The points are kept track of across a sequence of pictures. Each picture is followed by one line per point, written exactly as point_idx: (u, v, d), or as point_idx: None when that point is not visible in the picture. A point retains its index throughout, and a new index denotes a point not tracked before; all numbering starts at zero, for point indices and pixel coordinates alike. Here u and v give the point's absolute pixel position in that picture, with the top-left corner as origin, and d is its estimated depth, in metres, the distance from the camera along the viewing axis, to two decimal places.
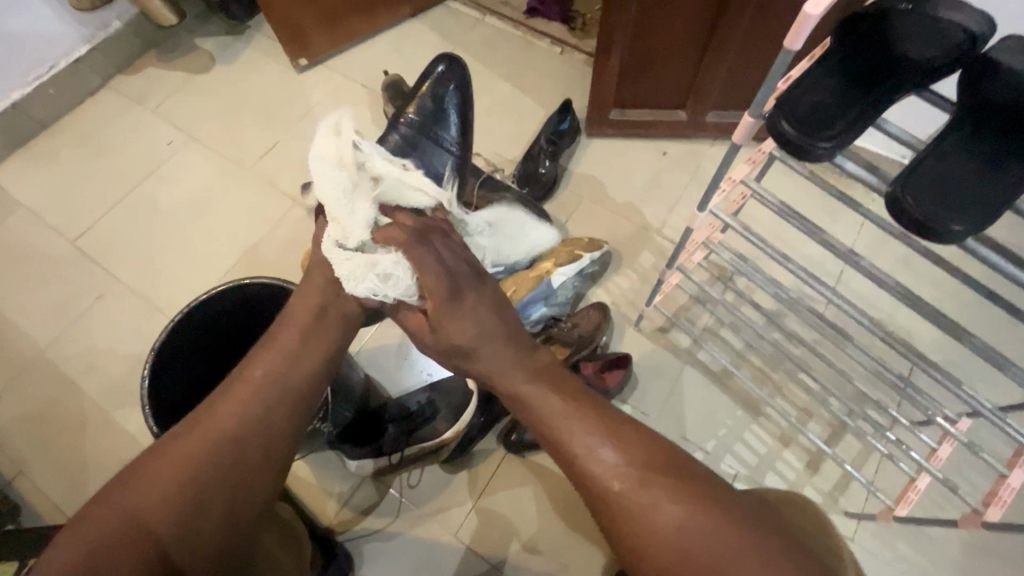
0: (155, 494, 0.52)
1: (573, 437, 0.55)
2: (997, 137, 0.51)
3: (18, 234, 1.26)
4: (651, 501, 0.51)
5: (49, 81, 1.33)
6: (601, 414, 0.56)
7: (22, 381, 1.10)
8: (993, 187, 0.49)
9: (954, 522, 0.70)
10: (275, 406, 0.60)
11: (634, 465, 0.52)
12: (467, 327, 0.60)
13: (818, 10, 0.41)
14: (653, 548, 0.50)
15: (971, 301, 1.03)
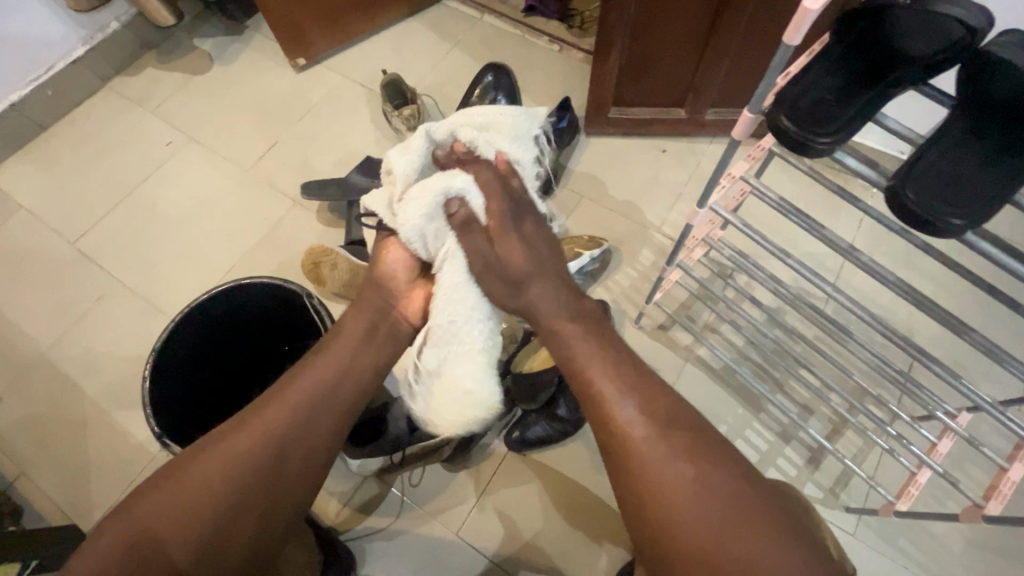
0: (188, 497, 0.51)
1: (605, 391, 0.55)
2: (996, 133, 0.50)
3: (18, 236, 1.25)
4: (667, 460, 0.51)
5: (47, 82, 1.33)
6: (639, 379, 0.56)
7: (22, 383, 1.10)
8: (993, 183, 0.49)
9: (954, 516, 0.70)
10: (321, 412, 0.58)
11: (653, 421, 0.53)
12: (527, 259, 0.66)
13: (817, 5, 0.41)
14: (668, 503, 0.49)
15: (970, 297, 1.03)
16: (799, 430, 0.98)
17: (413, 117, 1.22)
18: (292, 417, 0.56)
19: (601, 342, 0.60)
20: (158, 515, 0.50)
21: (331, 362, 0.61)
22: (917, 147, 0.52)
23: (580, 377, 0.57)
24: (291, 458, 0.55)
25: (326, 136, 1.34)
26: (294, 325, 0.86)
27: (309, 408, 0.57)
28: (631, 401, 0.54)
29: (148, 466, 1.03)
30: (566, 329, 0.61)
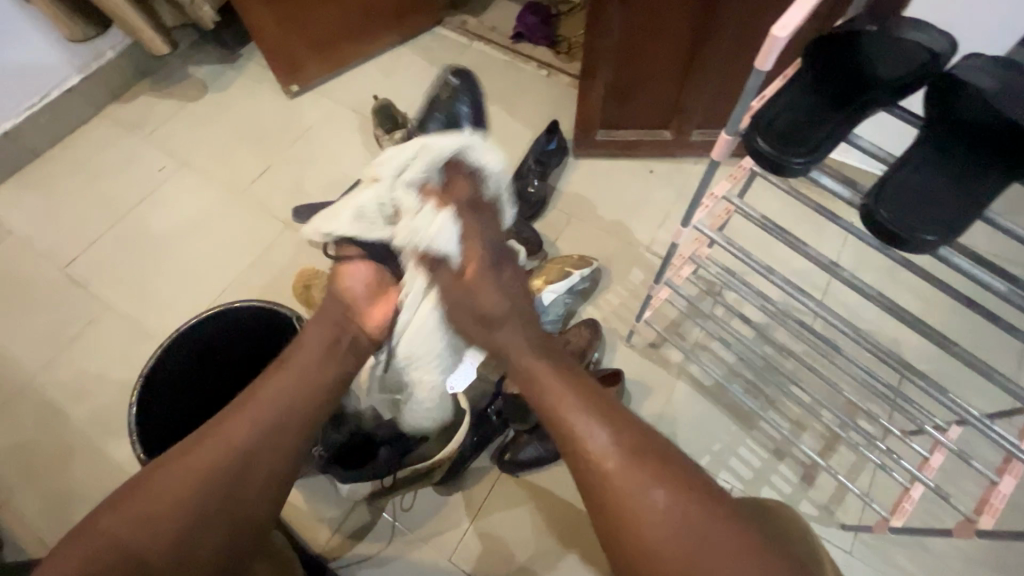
0: (160, 507, 0.53)
1: (576, 421, 0.57)
2: (964, 152, 0.52)
3: (7, 262, 1.25)
4: (639, 489, 0.53)
5: (42, 110, 1.34)
6: (609, 409, 0.58)
7: (6, 411, 1.09)
8: (964, 200, 0.50)
9: (947, 532, 0.69)
10: (284, 423, 0.60)
11: (624, 447, 0.55)
12: (499, 298, 0.69)
13: (784, 32, 0.43)
14: (651, 536, 0.51)
15: (954, 311, 1.04)
16: (792, 447, 0.98)
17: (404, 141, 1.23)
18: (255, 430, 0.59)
19: (566, 368, 0.62)
20: (123, 527, 0.52)
21: (294, 374, 0.64)
22: (889, 165, 0.54)
23: (549, 409, 0.59)
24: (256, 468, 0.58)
25: (319, 160, 1.35)
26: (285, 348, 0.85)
27: (272, 419, 0.60)
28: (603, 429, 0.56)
29: None
30: (534, 350, 0.64)
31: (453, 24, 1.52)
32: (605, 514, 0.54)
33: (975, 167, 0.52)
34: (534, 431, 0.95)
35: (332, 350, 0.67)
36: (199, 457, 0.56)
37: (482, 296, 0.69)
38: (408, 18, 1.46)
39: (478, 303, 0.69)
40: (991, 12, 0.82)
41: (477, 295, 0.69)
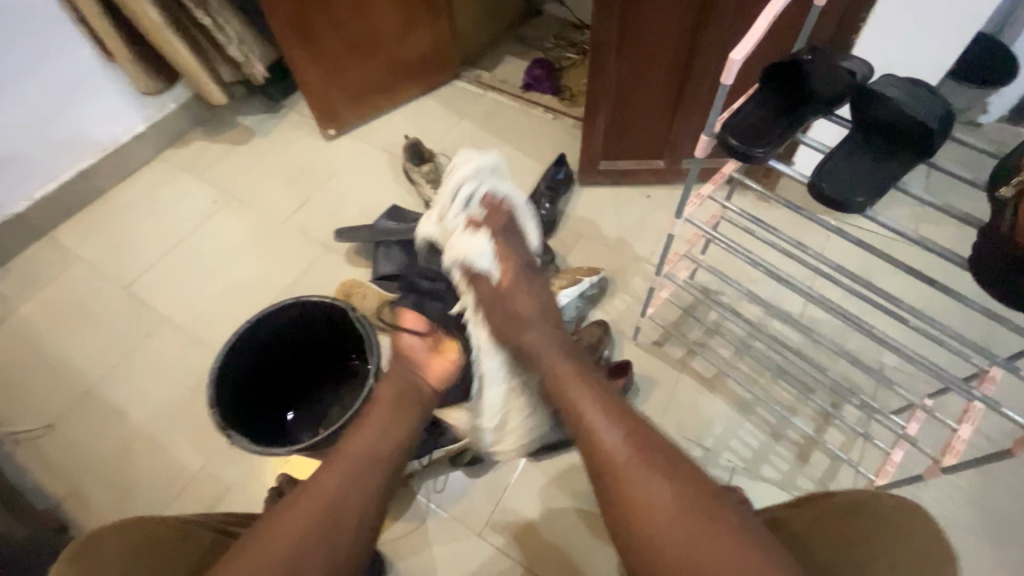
0: (261, 574, 0.57)
1: (596, 422, 0.69)
2: (881, 143, 0.67)
3: (74, 284, 1.40)
4: (649, 479, 0.64)
5: (112, 153, 1.53)
6: (629, 420, 0.69)
7: (72, 413, 1.20)
8: (887, 174, 0.64)
9: (921, 476, 0.80)
10: (365, 481, 0.67)
11: (635, 445, 0.66)
12: (532, 304, 0.82)
13: (739, 55, 0.59)
14: (649, 518, 0.62)
15: (926, 301, 1.18)
16: (787, 429, 1.09)
17: (431, 173, 1.44)
18: (342, 496, 0.65)
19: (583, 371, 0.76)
20: None
21: (368, 438, 0.70)
22: (827, 153, 0.67)
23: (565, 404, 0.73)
24: (339, 529, 0.63)
25: (354, 191, 1.53)
26: (339, 341, 0.98)
27: (354, 481, 0.67)
28: (619, 432, 0.68)
29: (186, 485, 1.10)
30: (562, 351, 0.78)
31: (470, 77, 1.75)
32: (617, 496, 0.65)
33: (890, 154, 0.66)
34: None
35: (398, 411, 0.74)
36: (297, 521, 0.62)
37: (516, 299, 0.82)
38: (431, 72, 1.68)
39: (512, 305, 0.81)
40: (920, 51, 1.04)
41: (512, 299, 0.82)
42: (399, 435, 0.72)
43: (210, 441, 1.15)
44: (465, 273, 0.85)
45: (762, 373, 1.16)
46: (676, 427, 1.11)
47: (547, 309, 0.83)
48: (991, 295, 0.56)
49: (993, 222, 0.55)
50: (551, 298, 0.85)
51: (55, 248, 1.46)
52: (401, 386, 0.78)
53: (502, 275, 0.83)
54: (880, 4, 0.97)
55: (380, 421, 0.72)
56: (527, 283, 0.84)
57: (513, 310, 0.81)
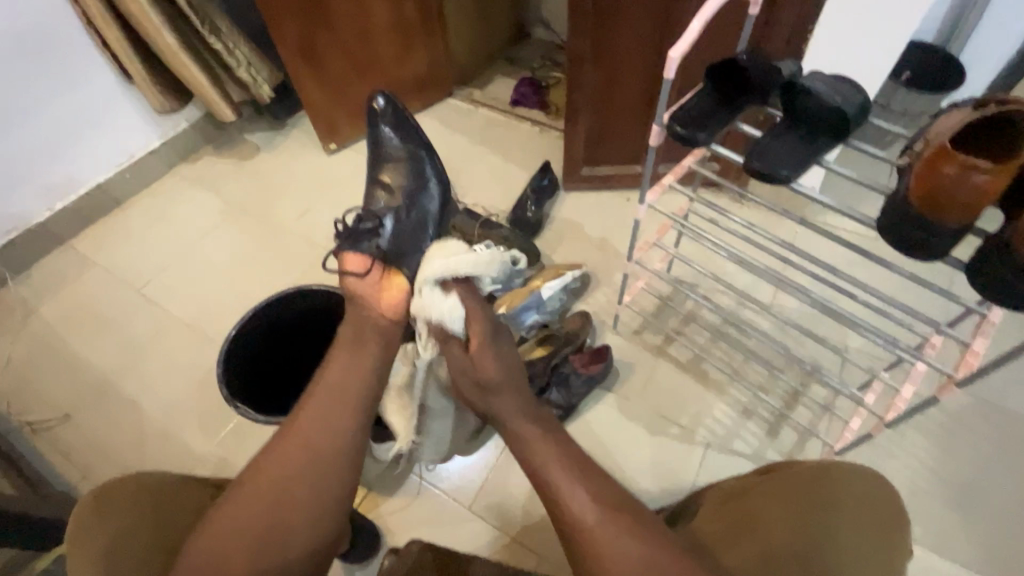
0: (271, 490, 0.71)
1: (560, 483, 0.70)
2: (809, 127, 0.77)
3: (91, 288, 1.49)
4: (613, 539, 0.65)
5: (128, 168, 1.65)
6: (594, 484, 0.70)
7: (89, 405, 1.28)
8: (811, 152, 0.74)
9: (870, 434, 0.88)
10: (341, 417, 0.77)
11: (602, 506, 0.68)
12: (496, 366, 0.77)
13: (676, 54, 0.72)
14: (612, 570, 0.63)
15: (892, 282, 1.24)
16: (758, 407, 1.17)
17: None
18: (323, 431, 0.76)
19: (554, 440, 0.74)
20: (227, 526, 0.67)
21: (335, 379, 0.80)
22: (762, 136, 0.78)
23: (541, 484, 0.71)
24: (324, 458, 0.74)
25: (353, 200, 1.63)
26: (337, 326, 1.06)
27: (331, 417, 0.77)
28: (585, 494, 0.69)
29: (196, 467, 1.19)
30: (528, 415, 0.76)
31: (463, 95, 1.87)
32: (583, 554, 0.66)
33: (817, 135, 0.76)
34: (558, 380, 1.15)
35: (358, 351, 0.82)
36: (293, 445, 0.74)
37: (483, 366, 0.77)
38: (426, 90, 1.80)
39: (478, 368, 0.77)
40: (866, 54, 1.13)
41: (478, 364, 0.77)
42: (362, 376, 0.81)
43: (218, 427, 1.23)
44: (435, 332, 0.83)
45: (735, 357, 1.23)
46: (653, 408, 1.18)
47: (514, 367, 0.79)
48: (896, 249, 0.67)
49: (893, 187, 0.67)
50: (517, 356, 0.81)
51: (74, 255, 1.56)
52: (352, 348, 0.82)
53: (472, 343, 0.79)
54: (822, 15, 1.09)
55: (342, 361, 0.81)
56: (493, 345, 0.79)
57: (478, 372, 0.77)
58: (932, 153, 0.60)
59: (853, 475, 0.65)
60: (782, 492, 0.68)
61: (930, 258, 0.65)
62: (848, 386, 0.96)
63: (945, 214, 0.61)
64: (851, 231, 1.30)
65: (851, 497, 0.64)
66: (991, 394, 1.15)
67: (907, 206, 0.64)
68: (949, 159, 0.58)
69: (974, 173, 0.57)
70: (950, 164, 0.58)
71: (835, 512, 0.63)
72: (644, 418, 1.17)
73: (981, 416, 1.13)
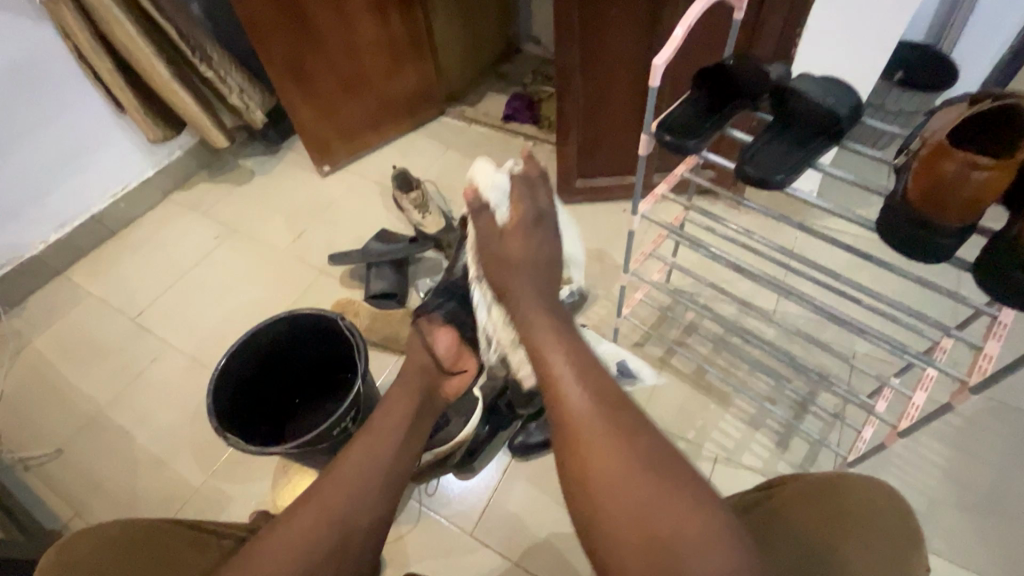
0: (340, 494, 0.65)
1: (561, 366, 0.66)
2: (800, 131, 0.75)
3: (85, 319, 1.48)
4: (602, 432, 0.60)
5: (122, 197, 1.64)
6: (592, 374, 0.65)
7: (82, 439, 1.26)
8: (804, 156, 0.72)
9: (883, 444, 0.85)
10: (381, 474, 0.68)
11: (594, 399, 0.63)
12: (524, 246, 0.81)
13: (660, 60, 0.71)
14: (589, 465, 0.59)
15: (895, 284, 1.22)
16: (766, 418, 1.14)
17: (418, 200, 1.51)
18: (358, 490, 0.66)
19: (564, 332, 0.70)
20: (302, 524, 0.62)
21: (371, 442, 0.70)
22: (752, 141, 0.76)
23: (543, 362, 0.67)
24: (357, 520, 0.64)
25: (347, 220, 1.62)
26: (330, 349, 1.04)
27: (370, 473, 0.68)
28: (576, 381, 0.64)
29: (190, 499, 1.16)
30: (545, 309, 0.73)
31: (455, 112, 1.87)
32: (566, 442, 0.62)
33: (809, 139, 0.74)
34: None
35: (406, 400, 0.77)
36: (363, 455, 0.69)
37: (511, 249, 0.80)
38: (418, 109, 1.80)
39: (505, 249, 0.81)
40: (857, 54, 1.12)
41: (505, 243, 0.81)
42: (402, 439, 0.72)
43: (212, 457, 1.21)
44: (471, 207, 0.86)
45: (739, 367, 1.20)
46: (658, 423, 1.15)
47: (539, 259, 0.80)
48: (901, 253, 0.65)
49: (891, 188, 0.65)
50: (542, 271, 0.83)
51: (68, 286, 1.55)
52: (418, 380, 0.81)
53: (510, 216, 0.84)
54: (809, 19, 1.08)
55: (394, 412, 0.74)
56: (532, 234, 0.82)
57: (505, 252, 0.81)
58: (930, 152, 0.59)
59: (865, 488, 0.61)
60: (798, 505, 0.64)
61: (935, 262, 0.63)
62: (857, 394, 0.92)
63: (947, 213, 0.59)
64: (851, 235, 1.28)
65: (881, 513, 0.58)
66: (1008, 395, 1.12)
67: (905, 207, 0.63)
68: (949, 156, 0.56)
69: (975, 170, 0.55)
70: (950, 161, 0.56)
71: (843, 533, 0.58)
72: None
73: (996, 419, 1.09)
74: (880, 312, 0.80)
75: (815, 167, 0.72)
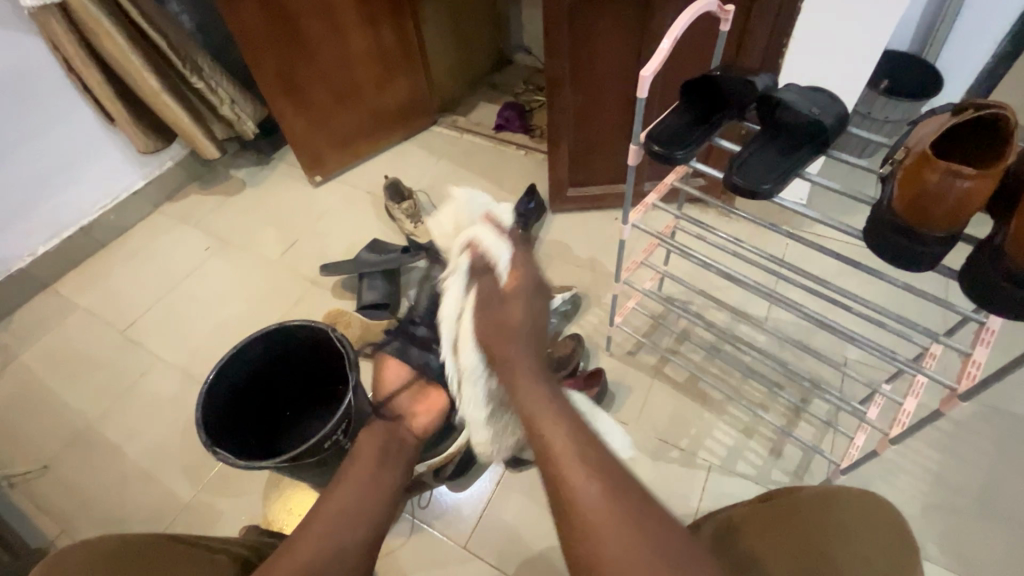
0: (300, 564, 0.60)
1: (569, 462, 0.56)
2: (787, 141, 0.76)
3: (72, 333, 1.46)
4: (628, 540, 0.51)
5: (111, 209, 1.63)
6: (592, 453, 0.57)
7: (68, 456, 1.24)
8: (792, 165, 0.73)
9: (875, 451, 0.85)
10: (359, 516, 0.66)
11: (609, 491, 0.54)
12: (524, 314, 0.72)
13: (647, 72, 0.72)
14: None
15: (884, 290, 1.23)
16: (759, 426, 1.14)
17: (411, 211, 1.52)
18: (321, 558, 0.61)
19: (561, 403, 0.63)
20: None
21: (341, 500, 0.68)
22: (740, 151, 0.77)
23: (548, 451, 0.58)
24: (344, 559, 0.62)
25: (339, 230, 1.62)
26: (321, 359, 1.03)
27: (357, 507, 0.68)
28: (587, 470, 0.56)
29: (178, 515, 1.15)
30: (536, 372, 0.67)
31: (447, 122, 1.88)
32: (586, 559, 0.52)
33: (797, 149, 0.75)
34: None
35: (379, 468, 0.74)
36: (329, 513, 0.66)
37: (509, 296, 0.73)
38: (409, 119, 1.80)
39: (503, 312, 0.72)
40: (845, 64, 1.13)
41: (506, 306, 0.73)
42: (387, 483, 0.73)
43: (202, 473, 1.19)
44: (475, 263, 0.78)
45: (731, 375, 1.21)
46: (652, 431, 1.14)
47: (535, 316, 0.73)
48: (888, 261, 0.66)
49: (878, 198, 0.65)
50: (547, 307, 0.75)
51: (56, 299, 1.54)
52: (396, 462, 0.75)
53: (511, 281, 0.75)
54: (796, 29, 1.09)
55: (367, 462, 0.74)
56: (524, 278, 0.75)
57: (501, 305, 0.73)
58: (913, 161, 0.59)
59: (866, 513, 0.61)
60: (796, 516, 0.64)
61: (923, 272, 0.63)
62: (848, 400, 0.92)
63: (932, 222, 0.60)
64: (840, 242, 1.29)
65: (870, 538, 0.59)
66: (999, 400, 1.12)
67: (891, 216, 0.63)
68: (931, 167, 0.57)
69: (957, 180, 0.56)
70: (932, 172, 0.57)
71: (843, 545, 0.59)
72: (641, 442, 1.13)
73: (987, 425, 1.10)
74: (868, 318, 0.80)
75: (803, 176, 0.73)
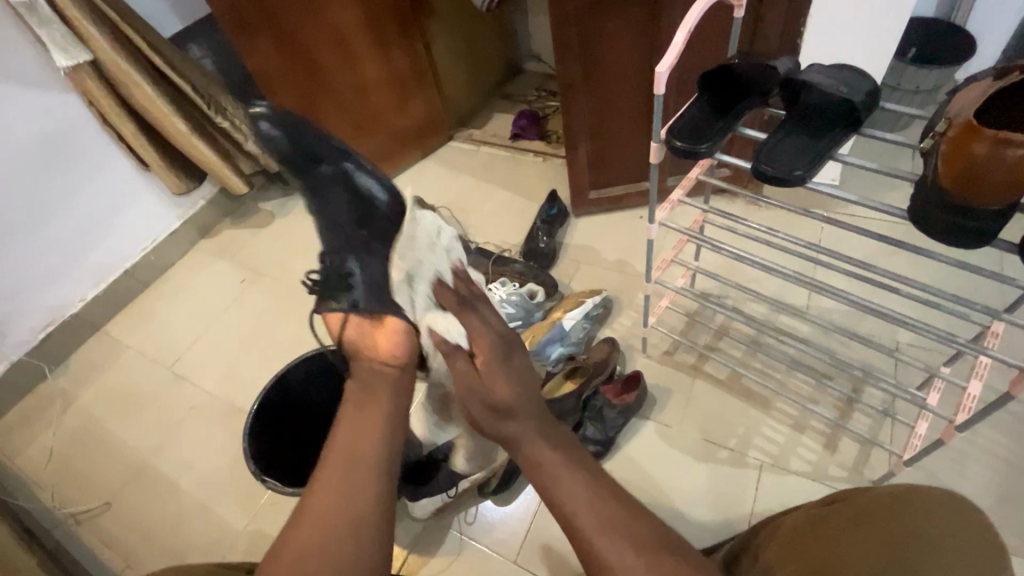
0: (327, 509, 0.72)
1: (575, 501, 0.69)
2: (817, 123, 0.73)
3: (125, 372, 1.52)
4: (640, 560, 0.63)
5: (151, 250, 1.70)
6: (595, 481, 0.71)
7: (128, 490, 1.29)
8: (823, 148, 0.70)
9: (942, 440, 0.80)
10: (364, 455, 0.77)
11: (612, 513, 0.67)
12: (510, 385, 0.77)
13: (663, 68, 0.70)
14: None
15: (932, 268, 1.17)
16: (811, 419, 1.09)
17: None
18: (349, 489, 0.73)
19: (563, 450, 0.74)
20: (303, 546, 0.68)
21: (347, 439, 0.78)
22: (766, 138, 0.74)
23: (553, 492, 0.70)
24: (343, 531, 0.70)
25: None
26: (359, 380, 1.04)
27: (348, 480, 0.74)
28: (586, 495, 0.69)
29: (234, 543, 1.18)
30: (543, 430, 0.75)
31: (463, 136, 1.89)
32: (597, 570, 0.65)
33: (827, 132, 0.72)
34: (587, 414, 1.10)
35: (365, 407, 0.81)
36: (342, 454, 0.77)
37: (497, 387, 0.76)
38: (427, 136, 1.82)
39: (490, 393, 0.76)
40: (868, 36, 1.09)
41: (489, 386, 0.76)
42: (374, 449, 0.78)
43: (254, 500, 1.23)
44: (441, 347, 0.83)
45: (776, 368, 1.16)
46: (697, 433, 1.11)
47: (522, 380, 0.79)
48: (938, 240, 0.62)
49: (921, 173, 0.62)
50: (529, 373, 0.81)
51: (108, 341, 1.61)
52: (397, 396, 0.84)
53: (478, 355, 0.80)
54: (813, 7, 1.06)
55: (351, 416, 0.81)
56: (503, 368, 0.79)
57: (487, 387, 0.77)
58: (958, 132, 0.56)
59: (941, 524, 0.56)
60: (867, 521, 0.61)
61: (977, 248, 0.60)
62: (906, 388, 0.88)
63: (983, 195, 0.56)
64: (879, 222, 1.24)
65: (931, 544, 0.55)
66: None
67: (937, 190, 0.60)
68: (978, 137, 0.54)
69: (1008, 148, 0.53)
70: (979, 143, 0.54)
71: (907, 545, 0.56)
72: (687, 445, 1.10)
73: None
74: (920, 302, 0.75)
75: (836, 159, 0.70)
